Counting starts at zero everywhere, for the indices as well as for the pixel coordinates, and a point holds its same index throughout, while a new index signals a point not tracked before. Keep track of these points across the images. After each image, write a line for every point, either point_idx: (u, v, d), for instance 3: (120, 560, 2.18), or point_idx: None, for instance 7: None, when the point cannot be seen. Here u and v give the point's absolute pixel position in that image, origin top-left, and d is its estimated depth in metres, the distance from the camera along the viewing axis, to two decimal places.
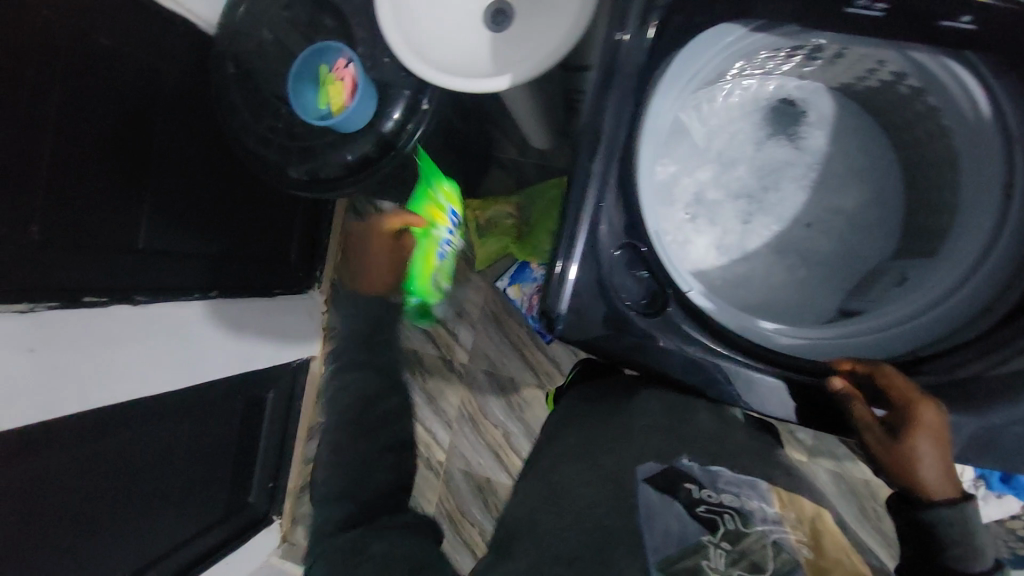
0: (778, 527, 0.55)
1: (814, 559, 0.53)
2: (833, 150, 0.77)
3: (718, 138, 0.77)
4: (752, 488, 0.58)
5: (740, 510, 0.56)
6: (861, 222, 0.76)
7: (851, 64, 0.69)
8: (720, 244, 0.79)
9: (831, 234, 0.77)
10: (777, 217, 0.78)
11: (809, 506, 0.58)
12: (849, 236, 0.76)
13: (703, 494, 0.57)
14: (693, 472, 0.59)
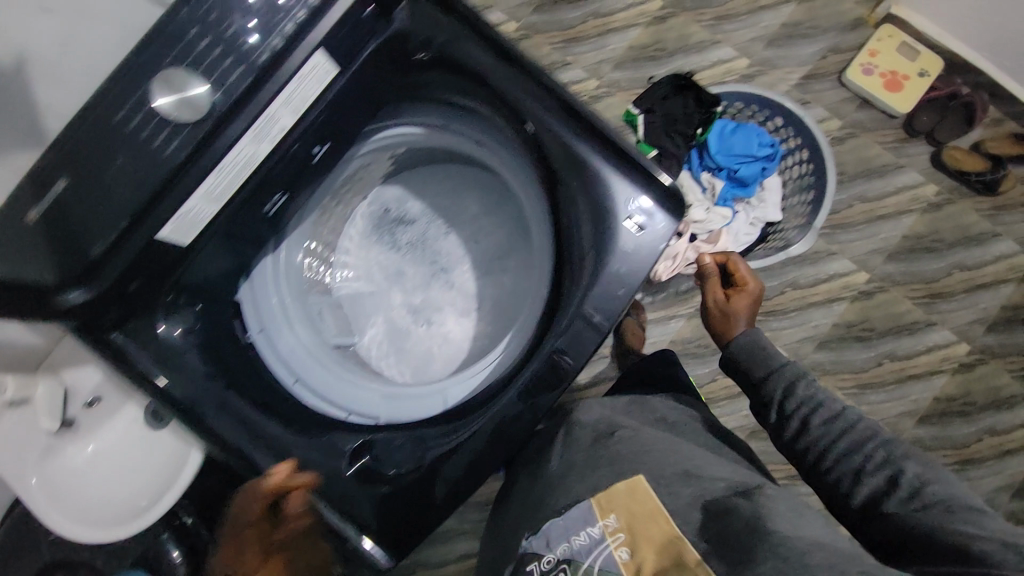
0: (602, 545, 0.61)
1: (632, 558, 0.59)
2: (431, 202, 0.89)
3: (372, 275, 0.90)
4: (576, 525, 0.65)
5: (570, 559, 0.62)
6: (489, 199, 0.87)
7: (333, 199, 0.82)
8: (457, 312, 0.88)
9: (490, 227, 0.88)
10: (457, 263, 0.89)
11: (624, 489, 0.65)
12: (495, 217, 0.87)
13: (544, 567, 0.64)
14: (531, 550, 0.67)
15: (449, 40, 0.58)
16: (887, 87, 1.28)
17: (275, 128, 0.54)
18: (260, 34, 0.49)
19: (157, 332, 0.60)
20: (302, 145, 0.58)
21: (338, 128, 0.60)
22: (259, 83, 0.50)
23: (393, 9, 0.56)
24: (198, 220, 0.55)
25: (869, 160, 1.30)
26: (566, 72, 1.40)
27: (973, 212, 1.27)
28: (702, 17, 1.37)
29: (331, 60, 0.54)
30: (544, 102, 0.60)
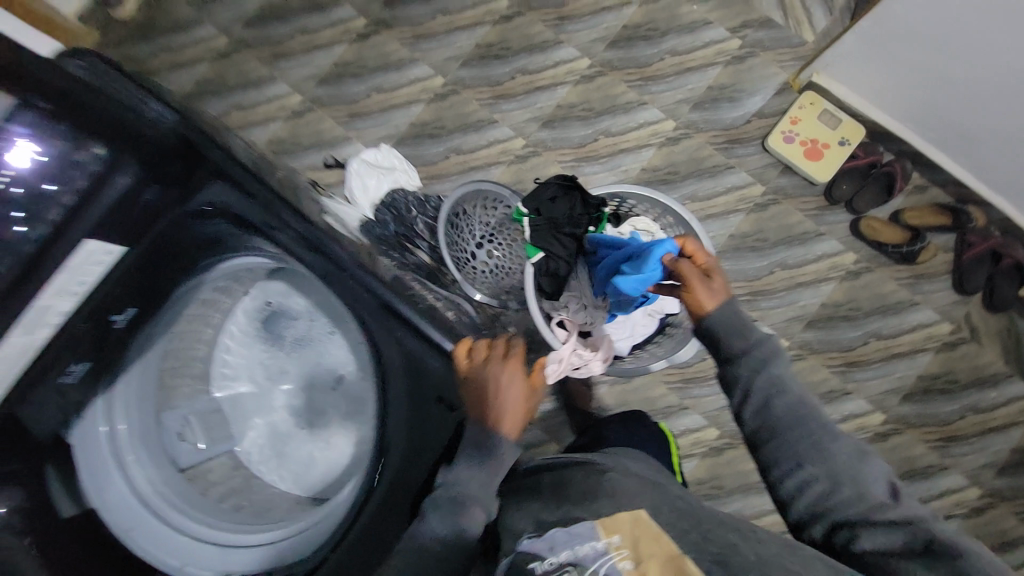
0: (606, 558, 0.60)
1: (637, 568, 0.58)
2: (314, 299, 0.84)
3: (253, 376, 0.86)
4: (580, 537, 0.62)
5: (574, 562, 0.60)
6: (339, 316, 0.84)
7: (190, 328, 0.79)
8: (342, 415, 0.85)
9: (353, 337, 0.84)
10: (342, 361, 0.85)
11: (629, 518, 0.62)
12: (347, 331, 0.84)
13: (545, 565, 0.60)
14: (532, 550, 0.63)
15: (241, 211, 0.65)
16: (808, 156, 1.29)
17: (52, 314, 0.56)
18: (27, 223, 0.53)
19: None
20: (94, 318, 0.60)
21: (147, 294, 0.64)
22: (27, 272, 0.54)
23: (197, 191, 0.64)
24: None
25: (791, 227, 1.30)
26: (493, 130, 1.37)
27: (891, 282, 1.28)
28: (630, 79, 1.37)
29: (112, 242, 0.58)
30: (351, 282, 0.68)
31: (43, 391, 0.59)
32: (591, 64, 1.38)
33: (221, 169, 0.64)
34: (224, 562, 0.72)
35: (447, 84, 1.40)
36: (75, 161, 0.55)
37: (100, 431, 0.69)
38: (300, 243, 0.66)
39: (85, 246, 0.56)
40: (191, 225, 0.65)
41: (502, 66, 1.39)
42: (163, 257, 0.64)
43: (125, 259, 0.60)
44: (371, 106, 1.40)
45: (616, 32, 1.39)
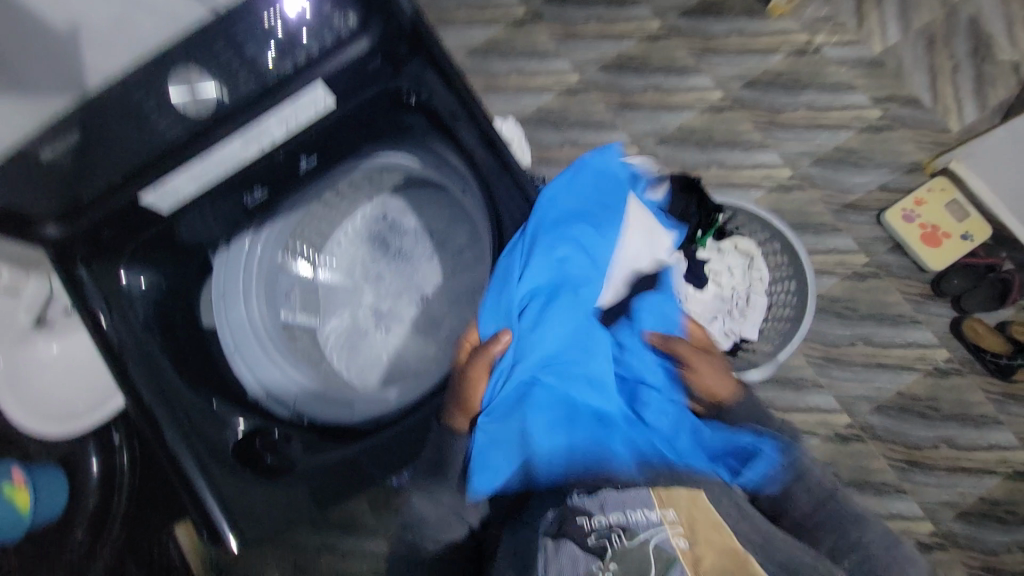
0: (659, 529, 0.54)
1: (691, 548, 0.53)
2: (428, 221, 0.93)
3: (350, 271, 0.93)
4: (633, 501, 0.57)
5: (624, 527, 0.55)
6: (445, 242, 0.93)
7: (322, 212, 0.87)
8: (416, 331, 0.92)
9: (457, 268, 0.91)
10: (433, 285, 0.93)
11: (685, 495, 0.58)
12: (450, 259, 0.92)
13: (594, 522, 0.56)
14: (581, 506, 0.59)
15: (437, 105, 0.63)
16: (925, 241, 1.24)
17: (265, 138, 0.57)
18: (276, 58, 0.53)
19: (118, 279, 0.60)
20: (289, 156, 0.62)
21: (333, 150, 0.66)
22: (263, 97, 0.54)
23: (404, 70, 0.60)
24: (181, 196, 0.58)
25: (887, 303, 1.26)
26: (611, 134, 1.43)
27: (977, 392, 1.21)
28: (758, 119, 1.39)
29: (333, 94, 0.57)
30: (507, 174, 0.71)
31: (218, 210, 0.64)
32: (723, 97, 1.41)
33: (433, 57, 0.60)
34: (301, 404, 0.71)
35: (581, 82, 1.48)
36: (330, 22, 0.54)
37: (246, 245, 0.71)
38: (476, 133, 0.67)
39: (301, 95, 0.55)
40: (392, 107, 0.64)
41: (638, 79, 1.46)
42: (349, 132, 0.64)
43: (328, 120, 0.60)
44: (507, 84, 1.50)
45: (757, 74, 1.42)
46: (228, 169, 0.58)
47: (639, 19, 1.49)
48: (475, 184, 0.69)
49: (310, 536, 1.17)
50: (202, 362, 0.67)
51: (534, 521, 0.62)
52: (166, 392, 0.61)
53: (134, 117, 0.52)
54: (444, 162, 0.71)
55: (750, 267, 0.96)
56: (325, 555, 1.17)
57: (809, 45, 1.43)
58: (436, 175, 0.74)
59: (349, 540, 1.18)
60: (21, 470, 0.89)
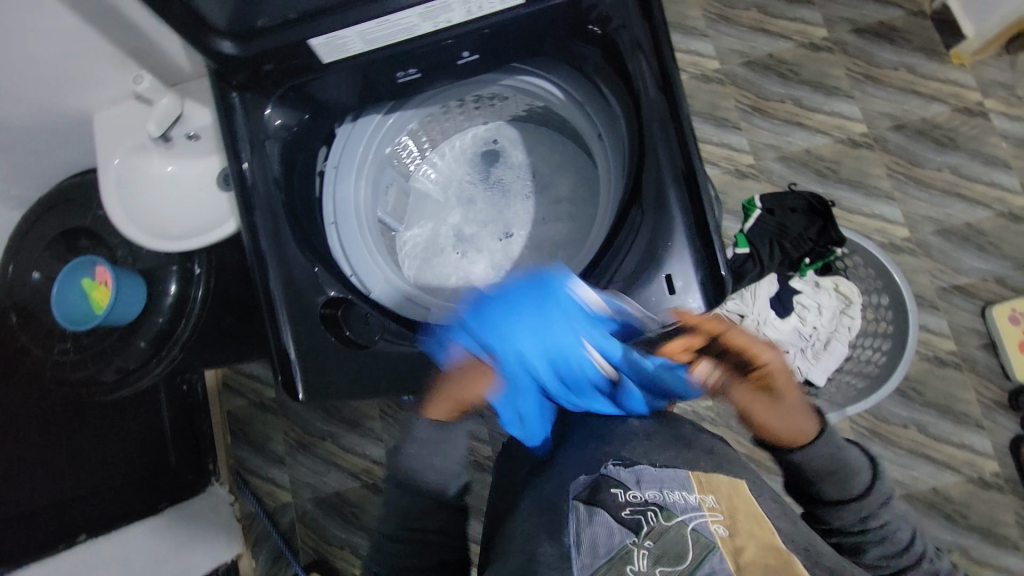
0: (697, 513, 0.49)
1: (733, 539, 0.46)
2: (535, 161, 0.92)
3: (446, 185, 0.93)
4: (673, 482, 0.53)
5: (661, 505, 0.50)
6: (549, 187, 0.91)
7: (445, 120, 0.87)
8: (490, 264, 0.90)
9: (554, 216, 0.89)
10: (522, 226, 0.91)
11: (730, 484, 0.54)
12: (545, 206, 0.90)
13: (627, 495, 0.52)
14: (615, 476, 0.55)
15: None
16: (1022, 348, 1.16)
17: (443, 17, 0.56)
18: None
19: (262, 113, 0.62)
20: (454, 45, 0.61)
21: (494, 55, 0.64)
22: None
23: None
24: (343, 53, 0.58)
25: (955, 397, 1.18)
26: (731, 135, 1.35)
27: (1015, 516, 1.14)
28: (893, 167, 1.28)
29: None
30: (672, 129, 0.60)
31: (363, 76, 0.63)
32: (864, 133, 1.30)
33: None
34: (382, 293, 0.71)
35: (719, 71, 1.38)
36: None
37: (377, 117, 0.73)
38: (655, 73, 0.59)
39: None
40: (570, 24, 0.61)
41: (780, 86, 1.35)
42: (516, 36, 0.62)
43: (506, 16, 0.58)
44: None
45: (910, 120, 1.30)
46: (393, 35, 0.57)
47: (804, 23, 1.37)
48: (622, 131, 0.65)
49: (322, 420, 1.23)
50: (308, 218, 0.67)
51: (565, 481, 0.60)
52: (279, 238, 0.62)
53: None
54: (592, 99, 0.68)
55: (842, 312, 0.91)
56: (329, 442, 1.23)
57: (979, 106, 1.29)
58: (573, 113, 0.71)
59: (354, 436, 1.22)
60: (107, 268, 0.92)
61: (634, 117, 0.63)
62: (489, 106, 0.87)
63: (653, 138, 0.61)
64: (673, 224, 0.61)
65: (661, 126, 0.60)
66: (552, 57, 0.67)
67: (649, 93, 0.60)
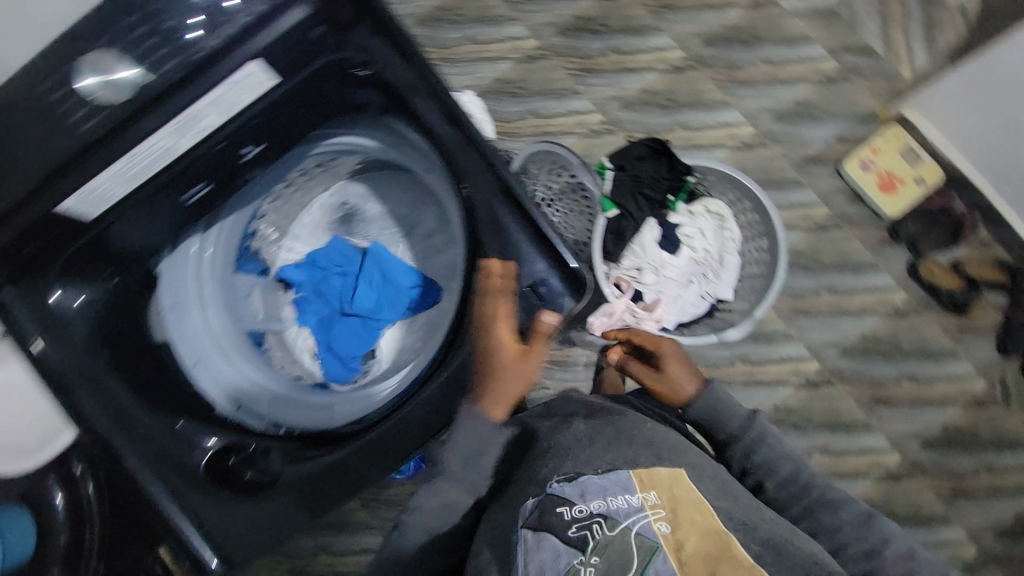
0: (640, 515, 0.53)
1: (674, 533, 0.52)
2: (391, 206, 0.86)
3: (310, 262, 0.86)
4: (616, 487, 0.57)
5: (606, 515, 0.54)
6: (415, 224, 0.86)
7: (283, 202, 0.82)
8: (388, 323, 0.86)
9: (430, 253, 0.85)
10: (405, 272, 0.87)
11: (668, 475, 0.59)
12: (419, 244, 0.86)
13: (575, 512, 0.55)
14: (561, 494, 0.57)
15: (394, 78, 0.57)
16: (880, 187, 1.28)
17: (199, 128, 0.52)
18: (201, 31, 0.47)
19: (47, 299, 0.56)
20: (231, 145, 0.57)
21: (279, 138, 0.61)
22: (190, 81, 0.48)
23: (353, 40, 0.54)
24: (107, 201, 0.53)
25: (848, 252, 1.30)
26: (574, 101, 1.39)
27: (937, 329, 1.27)
28: (718, 77, 1.38)
29: (270, 71, 0.51)
30: (480, 159, 0.62)
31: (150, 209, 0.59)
32: (683, 56, 1.39)
33: (382, 20, 0.54)
34: (278, 413, 0.72)
35: (539, 47, 1.42)
36: None
37: (191, 248, 0.71)
38: (438, 108, 0.59)
39: (231, 79, 0.49)
40: (341, 83, 0.58)
41: (597, 42, 1.41)
42: (292, 111, 0.58)
43: (266, 102, 0.54)
44: (462, 54, 1.43)
45: (714, 31, 1.40)
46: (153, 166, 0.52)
47: None
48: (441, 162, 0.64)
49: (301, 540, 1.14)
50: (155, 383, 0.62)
51: (512, 509, 0.61)
52: (122, 418, 0.58)
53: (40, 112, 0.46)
54: (405, 142, 0.66)
55: (721, 228, 0.96)
56: (318, 558, 1.15)
57: None
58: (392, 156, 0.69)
59: (340, 540, 1.15)
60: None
61: (449, 144, 0.61)
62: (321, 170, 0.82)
63: (470, 162, 0.62)
64: (512, 237, 0.65)
65: (469, 146, 0.61)
66: (344, 115, 0.64)
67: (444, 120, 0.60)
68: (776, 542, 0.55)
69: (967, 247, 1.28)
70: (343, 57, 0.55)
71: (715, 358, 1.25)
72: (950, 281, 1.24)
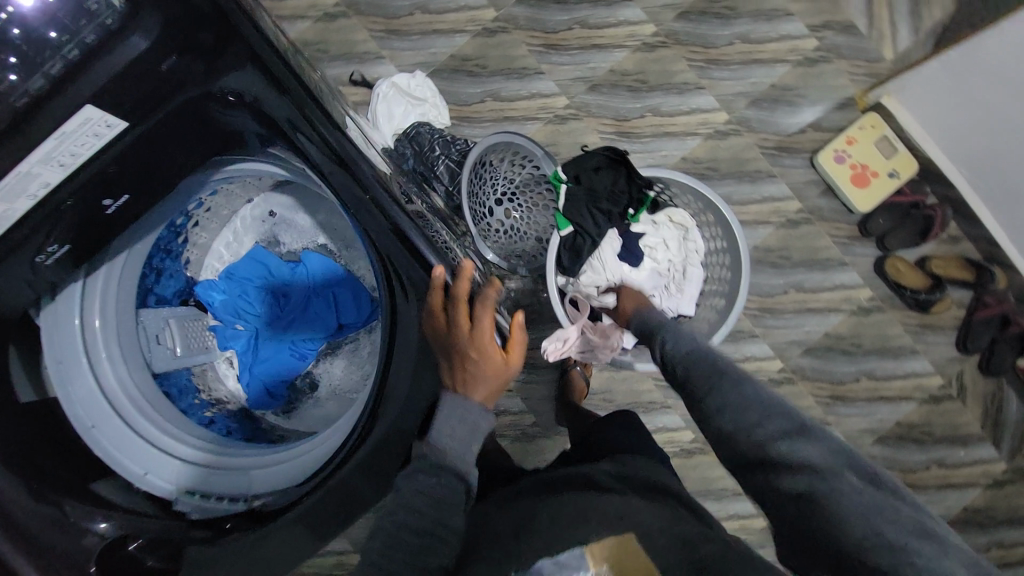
0: None
1: None
2: (324, 222, 0.79)
3: (234, 286, 0.80)
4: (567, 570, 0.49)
5: None
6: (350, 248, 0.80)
7: (205, 223, 0.76)
8: (325, 353, 0.81)
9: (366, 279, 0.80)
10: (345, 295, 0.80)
11: (614, 540, 0.50)
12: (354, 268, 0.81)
13: None
14: None
15: (274, 110, 0.52)
16: (854, 181, 1.22)
17: (35, 185, 0.45)
18: (19, 74, 0.40)
19: None
20: (86, 198, 0.50)
21: (150, 184, 0.53)
22: (13, 133, 0.42)
23: (224, 71, 0.48)
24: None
25: (818, 249, 1.26)
26: (537, 82, 1.27)
27: (899, 326, 1.27)
28: (692, 56, 1.27)
29: (116, 115, 0.45)
30: (379, 217, 0.59)
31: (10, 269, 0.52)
32: (655, 32, 1.27)
33: (255, 52, 0.48)
34: (189, 479, 0.64)
35: (499, 19, 1.28)
36: (84, 6, 0.40)
37: (70, 322, 0.60)
38: (323, 146, 0.55)
39: (64, 127, 0.43)
40: (216, 116, 0.52)
41: (562, 13, 1.28)
42: (154, 154, 0.51)
43: (123, 145, 0.48)
44: (412, 25, 1.27)
45: (690, 2, 1.27)
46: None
47: None
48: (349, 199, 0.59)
49: None
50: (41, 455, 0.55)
51: None
52: None
53: None
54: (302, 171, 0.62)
55: (685, 239, 0.90)
56: None
57: None
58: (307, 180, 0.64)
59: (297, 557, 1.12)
60: None
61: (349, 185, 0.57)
62: (238, 191, 0.74)
63: (378, 199, 0.58)
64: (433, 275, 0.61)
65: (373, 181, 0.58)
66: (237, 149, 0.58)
67: (341, 157, 0.56)
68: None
69: (934, 243, 1.27)
70: (209, 88, 0.48)
71: None
72: (916, 281, 1.23)
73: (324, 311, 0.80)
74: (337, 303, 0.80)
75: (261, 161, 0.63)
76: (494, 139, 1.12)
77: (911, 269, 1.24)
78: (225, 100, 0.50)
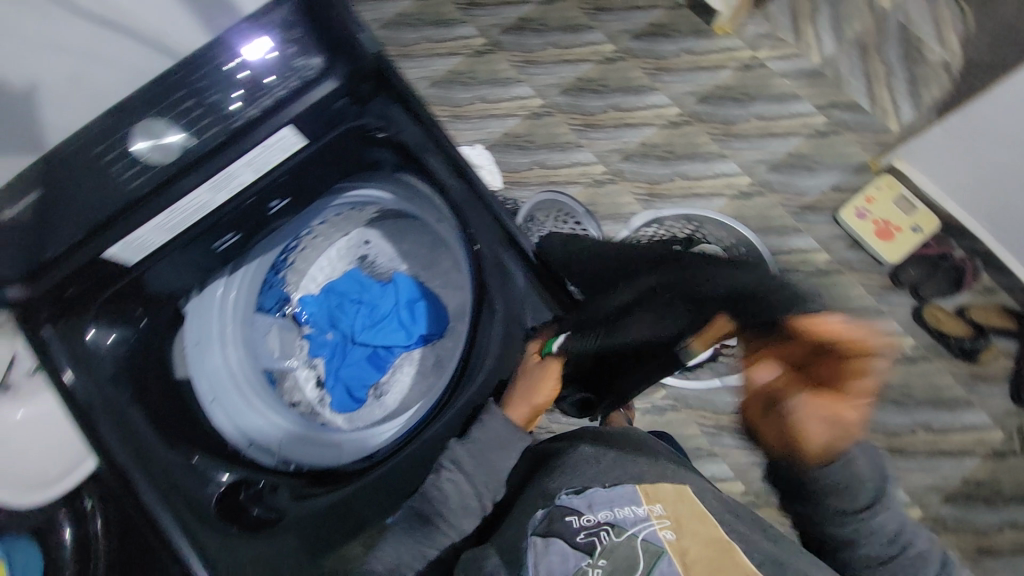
0: (646, 523, 0.56)
1: (678, 540, 0.55)
2: (407, 248, 0.91)
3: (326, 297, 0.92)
4: (621, 498, 0.60)
5: (612, 523, 0.57)
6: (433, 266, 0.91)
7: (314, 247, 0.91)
8: (404, 363, 0.90)
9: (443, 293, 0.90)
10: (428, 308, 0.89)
11: (672, 490, 0.61)
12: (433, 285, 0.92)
13: (582, 520, 0.58)
14: (569, 505, 0.60)
15: (406, 136, 0.68)
16: (878, 235, 1.31)
17: (235, 182, 0.61)
18: (242, 103, 0.56)
19: (84, 334, 0.61)
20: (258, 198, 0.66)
21: (300, 189, 0.71)
22: (229, 144, 0.57)
23: (371, 109, 0.65)
24: (147, 249, 0.60)
25: (851, 297, 1.31)
26: (578, 154, 1.47)
27: (948, 375, 1.26)
28: (714, 131, 1.46)
29: (301, 134, 0.61)
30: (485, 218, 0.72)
31: (187, 254, 0.67)
32: (680, 113, 1.48)
33: (398, 94, 0.65)
34: (287, 450, 0.76)
35: (545, 106, 1.52)
36: (295, 67, 0.57)
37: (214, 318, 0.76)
38: (446, 164, 0.70)
39: (264, 141, 0.59)
40: (360, 143, 0.69)
41: (599, 100, 1.51)
42: (311, 166, 0.67)
43: (297, 160, 0.64)
44: (473, 111, 1.53)
45: (708, 90, 1.49)
46: (196, 217, 0.61)
47: (595, 45, 1.56)
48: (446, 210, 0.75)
49: None
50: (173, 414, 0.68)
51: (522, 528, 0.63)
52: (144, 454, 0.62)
53: (93, 166, 0.53)
54: (410, 196, 0.78)
55: None
56: None
57: (755, 60, 1.51)
58: (414, 191, 0.77)
59: None
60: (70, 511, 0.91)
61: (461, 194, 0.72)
62: (340, 220, 0.88)
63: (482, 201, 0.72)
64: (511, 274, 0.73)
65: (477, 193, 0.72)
66: (366, 172, 0.76)
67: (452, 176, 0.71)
68: (781, 559, 0.55)
69: (969, 293, 1.30)
70: (362, 121, 0.65)
71: (722, 404, 1.25)
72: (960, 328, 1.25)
73: (406, 323, 0.89)
74: (417, 316, 0.89)
75: (374, 188, 0.79)
76: (540, 198, 1.31)
77: (952, 318, 1.27)
78: (372, 134, 0.68)
